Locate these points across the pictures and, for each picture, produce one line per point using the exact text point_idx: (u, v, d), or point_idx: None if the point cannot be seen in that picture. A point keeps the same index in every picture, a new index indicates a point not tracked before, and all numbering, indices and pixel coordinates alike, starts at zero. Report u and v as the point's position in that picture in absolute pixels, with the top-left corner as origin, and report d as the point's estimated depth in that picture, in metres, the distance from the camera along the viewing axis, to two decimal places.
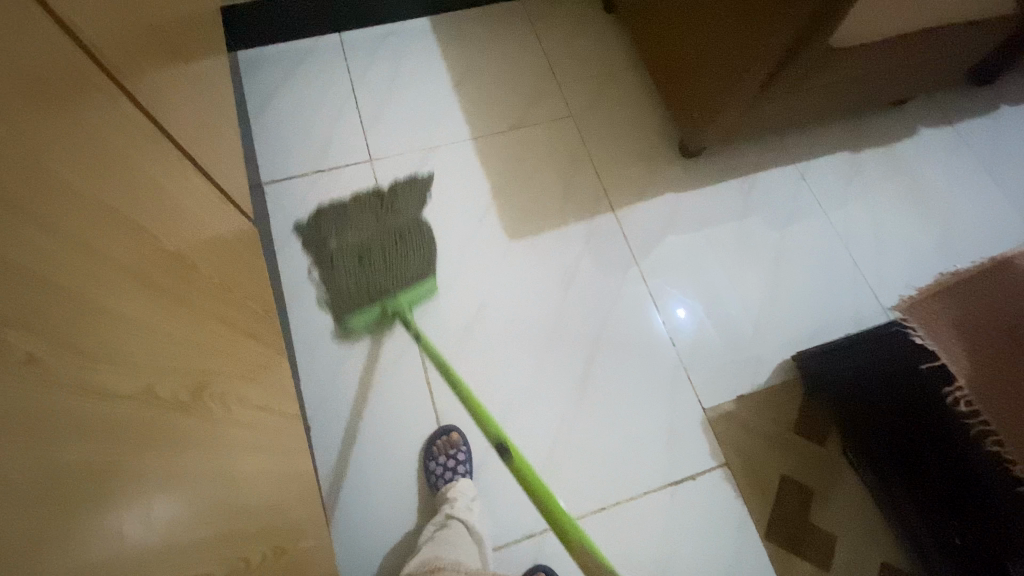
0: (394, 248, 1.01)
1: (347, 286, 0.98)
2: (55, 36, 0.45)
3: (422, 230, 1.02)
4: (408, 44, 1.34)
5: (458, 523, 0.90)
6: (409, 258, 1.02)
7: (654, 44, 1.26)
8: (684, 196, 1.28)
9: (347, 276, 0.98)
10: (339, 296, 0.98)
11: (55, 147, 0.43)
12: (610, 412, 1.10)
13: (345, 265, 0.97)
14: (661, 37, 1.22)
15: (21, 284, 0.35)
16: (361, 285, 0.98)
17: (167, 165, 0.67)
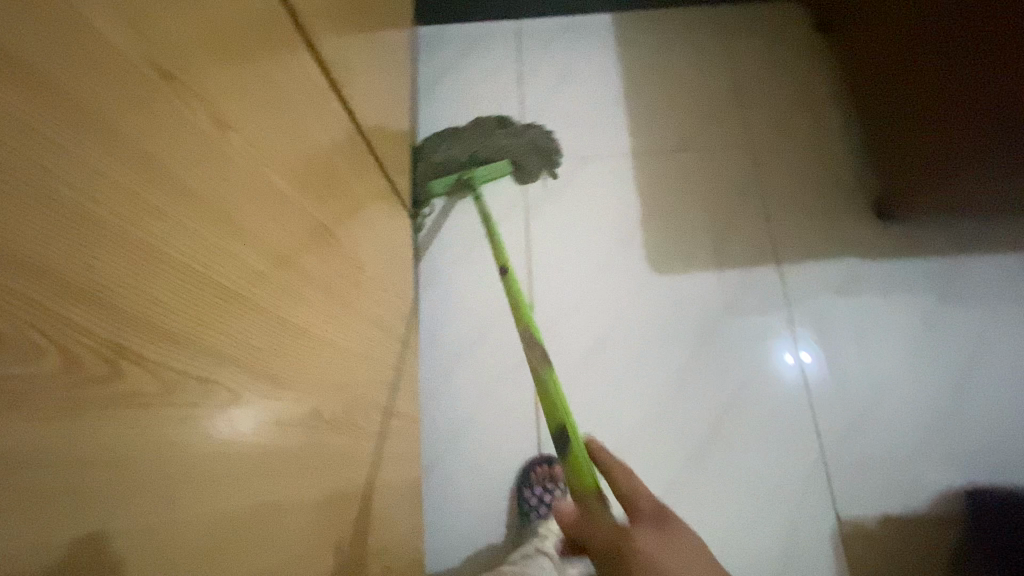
0: (485, 143, 1.11)
1: (438, 156, 1.09)
2: (262, 42, 0.44)
3: (517, 138, 1.13)
4: (584, 41, 1.26)
5: (544, 562, 0.84)
6: (498, 150, 1.11)
7: (870, 81, 1.05)
8: (867, 264, 1.10)
9: (441, 151, 1.10)
10: (427, 162, 1.08)
11: (267, 159, 0.43)
12: (728, 489, 0.99)
13: (445, 143, 1.10)
14: (880, 74, 1.02)
15: (226, 322, 0.35)
16: (450, 157, 1.09)
17: (349, 155, 0.66)
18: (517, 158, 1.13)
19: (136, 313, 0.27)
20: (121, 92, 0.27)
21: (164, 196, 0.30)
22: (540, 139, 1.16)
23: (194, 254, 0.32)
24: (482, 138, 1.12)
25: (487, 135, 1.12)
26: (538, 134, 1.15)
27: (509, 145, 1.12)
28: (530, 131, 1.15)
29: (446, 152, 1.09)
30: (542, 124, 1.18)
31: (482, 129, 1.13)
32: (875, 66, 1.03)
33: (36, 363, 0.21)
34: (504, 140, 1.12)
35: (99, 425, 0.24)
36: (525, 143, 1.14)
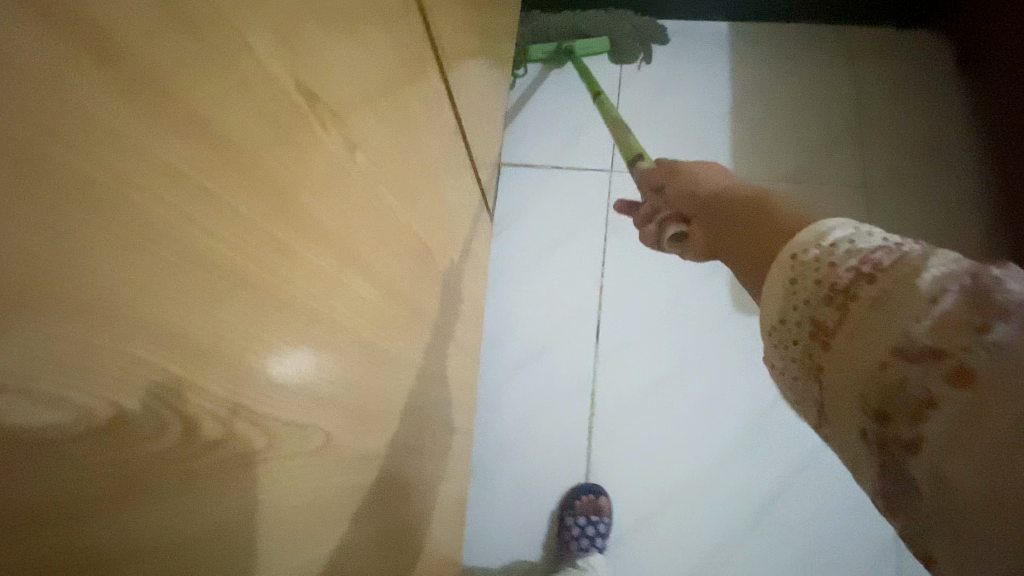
0: (593, 16, 1.12)
1: (546, 18, 1.11)
2: (395, 48, 0.40)
3: (623, 21, 1.12)
4: (696, 48, 1.16)
5: None
6: (603, 25, 1.11)
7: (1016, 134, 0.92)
8: None
9: (550, 16, 1.12)
10: (535, 23, 1.11)
11: (383, 176, 0.40)
12: (784, 558, 0.90)
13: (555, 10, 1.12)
14: (1022, 136, 0.89)
15: (326, 361, 0.32)
16: (557, 22, 1.11)
17: (449, 158, 0.62)
18: (618, 36, 1.11)
19: (252, 366, 0.25)
20: (268, 124, 0.25)
21: (288, 229, 0.27)
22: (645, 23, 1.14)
23: (308, 289, 0.29)
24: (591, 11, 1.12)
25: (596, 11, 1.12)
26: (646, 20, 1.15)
27: (613, 24, 1.11)
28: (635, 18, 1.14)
29: (555, 17, 1.11)
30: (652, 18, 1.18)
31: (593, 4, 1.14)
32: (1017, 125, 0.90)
33: (156, 441, 0.19)
34: (611, 16, 1.12)
35: (207, 495, 0.22)
36: (630, 23, 1.13)
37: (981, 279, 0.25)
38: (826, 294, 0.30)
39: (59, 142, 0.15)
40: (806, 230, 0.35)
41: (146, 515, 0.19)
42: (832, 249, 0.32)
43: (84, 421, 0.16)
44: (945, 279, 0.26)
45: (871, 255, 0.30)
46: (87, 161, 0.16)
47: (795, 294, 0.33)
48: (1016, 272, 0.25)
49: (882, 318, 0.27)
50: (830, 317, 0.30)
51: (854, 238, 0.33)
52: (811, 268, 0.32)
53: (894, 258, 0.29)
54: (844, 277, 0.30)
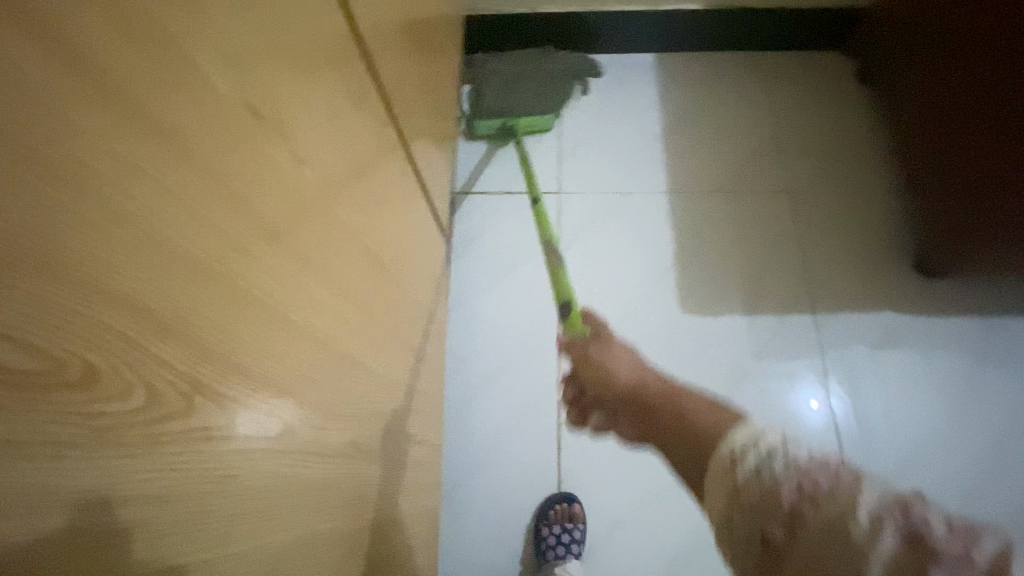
0: (530, 88, 1.20)
1: (488, 101, 1.20)
2: (337, 78, 0.45)
3: (558, 86, 1.22)
4: (627, 79, 1.27)
5: None
6: (541, 96, 1.21)
7: (914, 134, 1.04)
8: (908, 319, 1.06)
9: (491, 96, 1.20)
10: (479, 107, 1.20)
11: (332, 190, 0.43)
12: None
13: (493, 88, 1.20)
14: (920, 138, 1.02)
15: (285, 353, 0.35)
16: (499, 103, 1.20)
17: (398, 181, 0.67)
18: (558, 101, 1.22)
19: (210, 347, 0.27)
20: (216, 132, 0.28)
21: (240, 227, 0.30)
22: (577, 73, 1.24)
23: (262, 285, 0.32)
24: (526, 77, 1.20)
25: (532, 80, 1.21)
26: (579, 60, 1.23)
27: (551, 91, 1.21)
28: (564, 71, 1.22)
29: (495, 97, 1.20)
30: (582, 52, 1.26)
31: (526, 66, 1.21)
32: (916, 129, 1.03)
33: (120, 401, 0.21)
34: (546, 84, 1.21)
35: (169, 460, 0.24)
36: (565, 84, 1.22)
37: (910, 512, 0.36)
38: (775, 513, 0.41)
39: (31, 128, 0.18)
40: (738, 461, 0.45)
41: (115, 468, 0.21)
42: (761, 461, 0.43)
43: (55, 372, 0.19)
44: (886, 526, 0.35)
45: (803, 482, 0.40)
46: (54, 146, 0.19)
47: (741, 501, 0.43)
48: (904, 508, 0.36)
49: (839, 551, 0.36)
50: (780, 532, 0.40)
51: (781, 449, 0.43)
52: (748, 489, 0.43)
53: (829, 483, 0.39)
54: (787, 496, 0.40)
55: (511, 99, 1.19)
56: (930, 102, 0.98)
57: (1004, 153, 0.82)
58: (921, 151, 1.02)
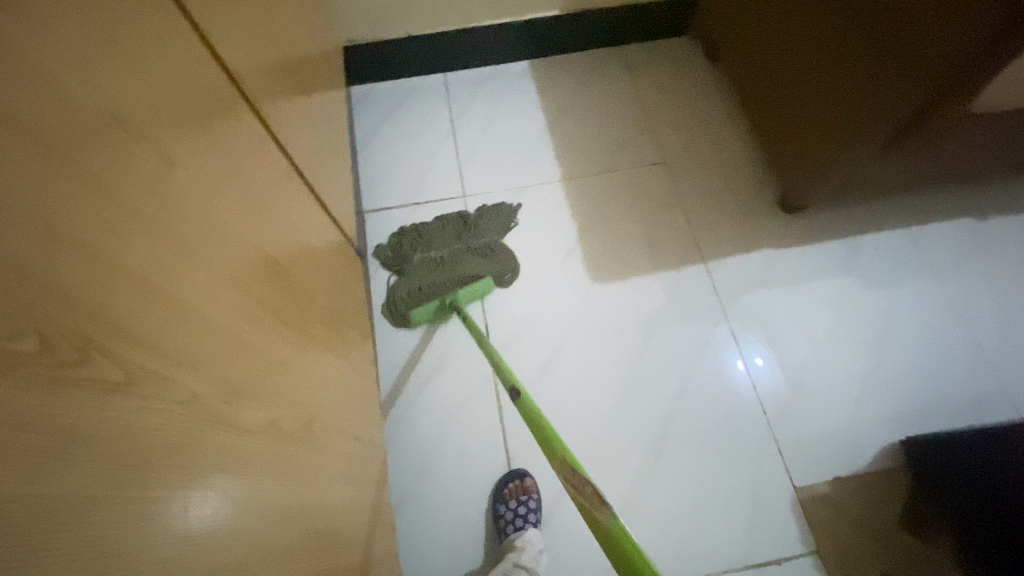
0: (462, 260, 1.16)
1: (419, 284, 1.13)
2: (204, 92, 0.50)
3: (489, 246, 1.18)
4: (507, 86, 1.38)
5: None
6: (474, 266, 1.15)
7: (758, 92, 1.21)
8: (783, 253, 1.22)
9: (421, 279, 1.14)
10: (410, 292, 1.12)
11: (213, 191, 0.48)
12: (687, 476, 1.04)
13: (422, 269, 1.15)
14: (762, 89, 1.19)
15: (183, 328, 0.38)
16: (432, 283, 1.13)
17: (291, 196, 0.70)
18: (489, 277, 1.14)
19: (100, 313, 0.31)
20: (83, 134, 0.32)
21: (117, 213, 0.34)
22: (506, 232, 1.22)
23: (147, 264, 0.36)
24: (455, 253, 1.16)
25: (462, 247, 1.18)
26: (501, 223, 1.22)
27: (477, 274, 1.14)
28: (490, 231, 1.21)
29: (426, 279, 1.14)
30: (504, 206, 1.25)
31: (452, 245, 1.18)
32: (758, 81, 1.20)
33: (18, 341, 0.25)
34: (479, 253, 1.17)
35: (73, 401, 0.27)
36: (497, 248, 1.19)
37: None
38: None
39: None
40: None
41: (20, 399, 0.24)
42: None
43: None
44: None
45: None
46: None
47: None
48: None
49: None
50: None
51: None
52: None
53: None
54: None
55: (445, 274, 1.13)
56: (762, 52, 1.16)
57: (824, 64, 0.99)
58: (767, 98, 1.19)
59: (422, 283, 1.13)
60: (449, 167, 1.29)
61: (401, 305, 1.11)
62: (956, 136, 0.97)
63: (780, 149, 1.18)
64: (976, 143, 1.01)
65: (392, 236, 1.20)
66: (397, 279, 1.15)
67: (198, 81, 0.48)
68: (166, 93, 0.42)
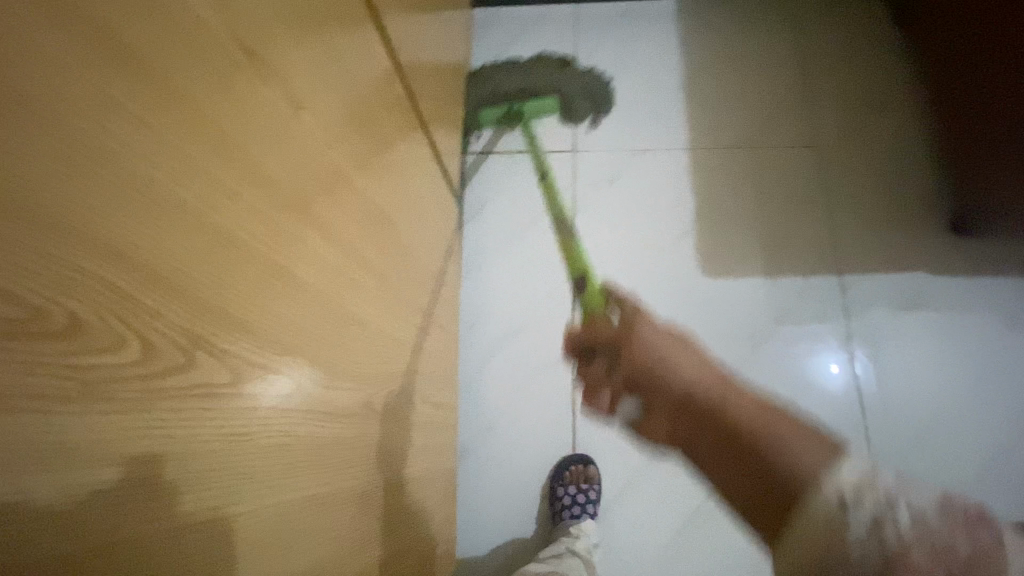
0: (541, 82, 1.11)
1: (501, 85, 1.12)
2: (338, 18, 0.42)
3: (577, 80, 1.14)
4: (645, 28, 1.20)
5: (573, 563, 0.82)
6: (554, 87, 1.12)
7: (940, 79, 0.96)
8: (941, 281, 1.00)
9: (505, 83, 1.12)
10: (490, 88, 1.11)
11: (338, 141, 0.41)
12: None
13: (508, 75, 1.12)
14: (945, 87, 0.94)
15: (292, 308, 0.34)
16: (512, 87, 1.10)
17: (407, 138, 0.64)
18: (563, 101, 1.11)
19: (207, 299, 0.26)
20: (205, 72, 0.26)
21: (237, 175, 0.28)
22: (601, 84, 1.17)
23: (263, 234, 0.31)
24: (540, 74, 1.12)
25: (551, 70, 1.13)
26: (595, 80, 1.15)
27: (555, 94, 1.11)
28: (585, 79, 1.15)
29: (509, 83, 1.11)
30: (598, 70, 1.18)
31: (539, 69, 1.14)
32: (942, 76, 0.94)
33: (114, 352, 0.20)
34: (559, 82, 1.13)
35: (172, 413, 0.23)
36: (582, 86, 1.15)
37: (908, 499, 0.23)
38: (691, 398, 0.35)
39: None
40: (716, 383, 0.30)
41: (109, 425, 0.20)
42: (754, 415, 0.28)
43: (39, 320, 0.17)
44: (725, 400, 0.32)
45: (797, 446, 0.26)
46: (14, 70, 0.17)
47: (740, 453, 0.27)
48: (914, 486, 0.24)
49: (825, 530, 0.24)
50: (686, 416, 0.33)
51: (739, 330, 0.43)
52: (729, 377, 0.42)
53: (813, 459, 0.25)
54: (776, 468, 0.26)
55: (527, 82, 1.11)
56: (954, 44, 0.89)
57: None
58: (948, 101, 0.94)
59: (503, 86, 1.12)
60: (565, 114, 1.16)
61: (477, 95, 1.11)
62: None
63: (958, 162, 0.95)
64: None
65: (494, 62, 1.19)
66: (483, 74, 1.14)
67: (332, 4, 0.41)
68: (299, 21, 0.35)
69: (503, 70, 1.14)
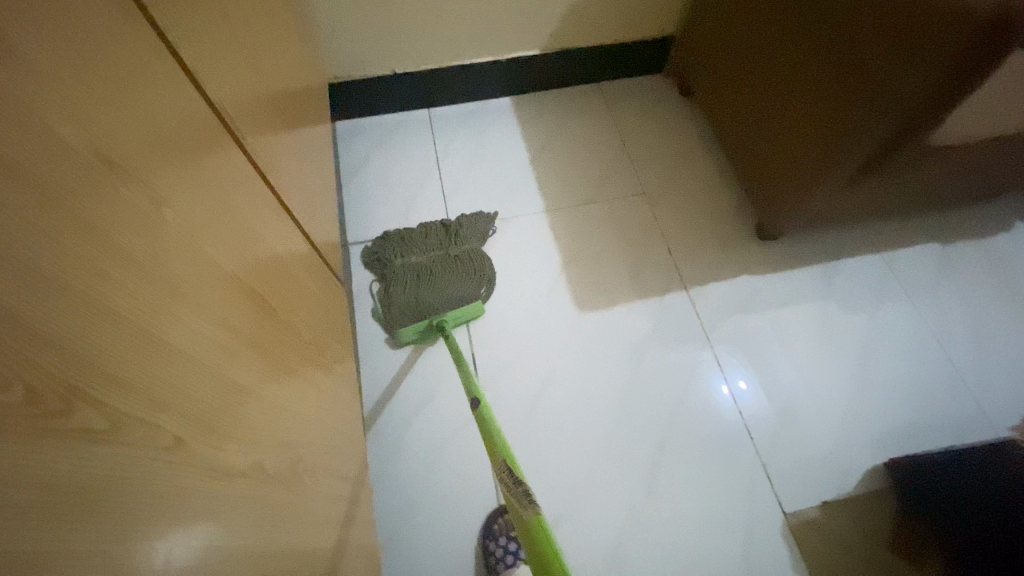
0: (448, 279, 1.16)
1: (408, 298, 1.13)
2: (196, 134, 0.50)
3: (474, 257, 1.20)
4: (491, 121, 1.42)
5: None
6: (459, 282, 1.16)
7: (728, 123, 1.27)
8: (760, 280, 1.24)
9: (410, 291, 1.14)
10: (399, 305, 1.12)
11: (205, 232, 0.48)
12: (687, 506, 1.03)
13: (408, 282, 1.15)
14: (742, 118, 1.21)
15: (171, 372, 0.38)
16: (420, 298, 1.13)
17: (277, 230, 0.70)
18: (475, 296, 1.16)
19: (88, 359, 0.30)
20: (74, 178, 0.32)
21: (109, 257, 0.34)
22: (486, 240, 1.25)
23: (137, 307, 0.36)
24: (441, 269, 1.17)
25: (449, 264, 1.18)
26: (480, 235, 1.25)
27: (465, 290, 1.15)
28: (470, 245, 1.23)
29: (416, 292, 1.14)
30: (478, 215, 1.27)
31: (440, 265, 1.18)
32: (735, 112, 1.22)
33: (6, 393, 0.24)
34: (460, 270, 1.18)
35: (54, 453, 0.27)
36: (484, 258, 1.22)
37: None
38: None
39: None
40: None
41: (5, 454, 0.24)
42: None
43: None
44: None
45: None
46: None
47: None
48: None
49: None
50: None
51: None
52: None
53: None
54: None
55: (431, 288, 1.14)
56: (742, 77, 1.17)
57: (803, 99, 1.00)
58: (747, 122, 1.19)
59: (409, 296, 1.13)
60: (435, 196, 1.31)
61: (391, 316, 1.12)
62: (916, 168, 1.01)
63: (759, 170, 1.19)
64: (932, 178, 1.06)
65: (377, 241, 1.23)
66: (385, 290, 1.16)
67: (189, 123, 0.49)
68: (158, 137, 0.42)
69: (399, 271, 1.18)
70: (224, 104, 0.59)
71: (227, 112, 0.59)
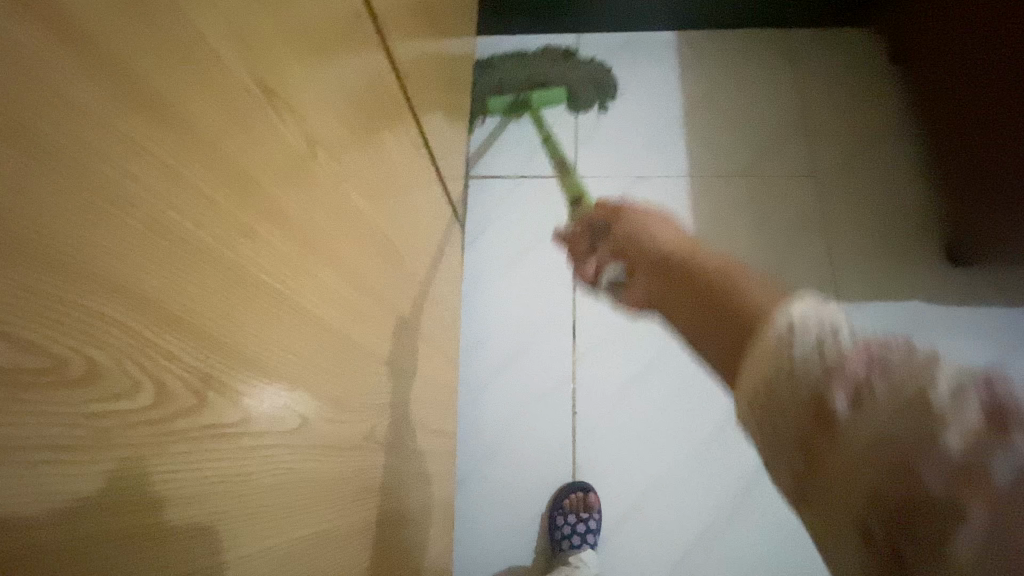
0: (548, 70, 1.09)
1: (504, 75, 1.07)
2: (353, 53, 0.43)
3: (581, 71, 1.13)
4: (645, 58, 1.23)
5: None
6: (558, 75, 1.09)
7: (937, 107, 0.98)
8: (936, 308, 1.01)
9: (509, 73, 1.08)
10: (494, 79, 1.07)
11: (352, 175, 0.42)
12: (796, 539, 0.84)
13: (508, 66, 1.09)
14: (957, 106, 0.93)
15: (303, 341, 0.34)
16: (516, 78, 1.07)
17: (414, 165, 0.64)
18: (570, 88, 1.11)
19: (221, 339, 0.26)
20: (227, 117, 0.26)
21: (254, 213, 0.28)
22: (601, 82, 1.14)
23: (278, 270, 0.31)
24: (545, 63, 1.10)
25: (554, 61, 1.11)
26: (598, 70, 1.14)
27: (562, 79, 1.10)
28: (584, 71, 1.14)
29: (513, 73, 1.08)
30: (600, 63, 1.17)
31: (543, 59, 1.12)
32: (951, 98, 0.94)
33: (131, 398, 0.20)
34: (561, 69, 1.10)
35: (176, 460, 0.23)
36: (586, 80, 1.13)
37: (997, 388, 0.21)
38: None
39: (16, 99, 0.16)
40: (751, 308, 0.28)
41: (121, 474, 0.20)
42: None
43: (59, 370, 0.17)
44: None
45: (839, 367, 0.23)
46: (41, 120, 0.17)
47: (785, 397, 0.24)
48: (990, 392, 0.21)
49: (876, 459, 0.22)
50: None
51: None
52: None
53: (871, 382, 0.23)
54: None
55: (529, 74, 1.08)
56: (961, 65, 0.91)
57: None
58: (964, 115, 0.91)
59: (506, 75, 1.08)
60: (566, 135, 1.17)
61: (482, 85, 1.07)
62: None
63: (971, 178, 0.92)
64: None
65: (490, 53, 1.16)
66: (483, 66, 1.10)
67: (347, 40, 0.42)
68: (314, 55, 0.36)
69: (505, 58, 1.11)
70: (382, 17, 0.51)
71: (384, 26, 0.51)
